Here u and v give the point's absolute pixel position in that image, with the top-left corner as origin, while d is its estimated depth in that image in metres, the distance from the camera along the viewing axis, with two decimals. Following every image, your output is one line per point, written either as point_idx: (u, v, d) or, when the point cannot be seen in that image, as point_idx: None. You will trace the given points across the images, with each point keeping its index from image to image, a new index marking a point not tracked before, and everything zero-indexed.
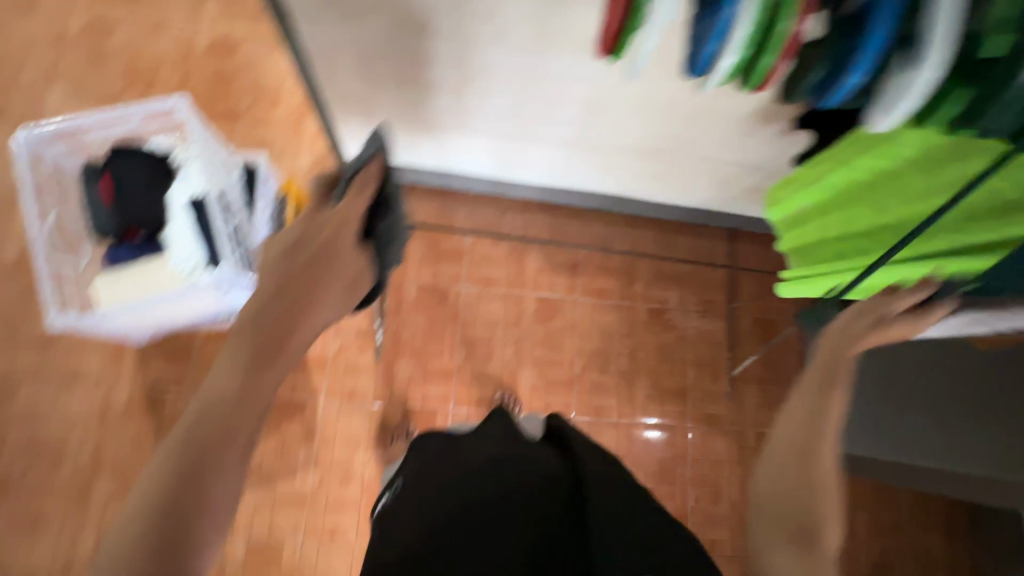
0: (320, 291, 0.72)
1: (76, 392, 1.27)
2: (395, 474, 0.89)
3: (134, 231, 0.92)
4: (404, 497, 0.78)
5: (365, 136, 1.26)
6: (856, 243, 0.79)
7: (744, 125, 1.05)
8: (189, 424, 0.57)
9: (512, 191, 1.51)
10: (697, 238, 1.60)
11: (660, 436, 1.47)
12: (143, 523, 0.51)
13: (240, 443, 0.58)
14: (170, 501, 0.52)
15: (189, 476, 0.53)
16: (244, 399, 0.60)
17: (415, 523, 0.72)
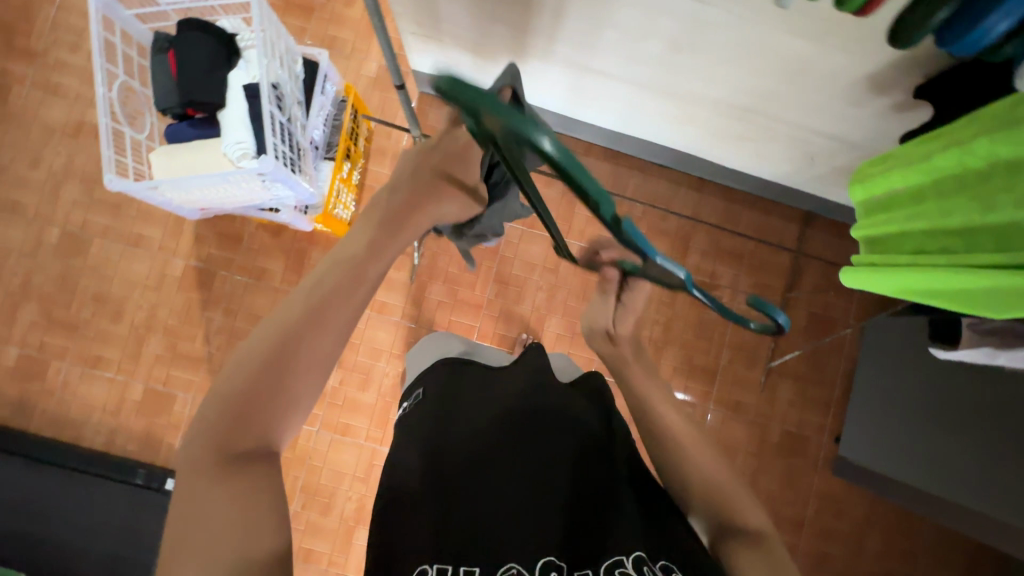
0: (453, 186, 0.71)
1: (139, 256, 1.37)
2: (416, 382, 0.89)
3: (194, 111, 0.94)
4: (423, 409, 0.80)
5: (430, 46, 1.19)
6: (942, 243, 0.67)
7: (847, 93, 0.91)
8: (309, 296, 0.58)
9: (577, 132, 1.41)
10: (767, 216, 1.47)
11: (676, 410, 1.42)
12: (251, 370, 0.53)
13: (321, 362, 0.57)
14: (285, 358, 0.55)
15: (287, 351, 0.55)
16: (365, 275, 0.62)
17: (448, 427, 0.75)
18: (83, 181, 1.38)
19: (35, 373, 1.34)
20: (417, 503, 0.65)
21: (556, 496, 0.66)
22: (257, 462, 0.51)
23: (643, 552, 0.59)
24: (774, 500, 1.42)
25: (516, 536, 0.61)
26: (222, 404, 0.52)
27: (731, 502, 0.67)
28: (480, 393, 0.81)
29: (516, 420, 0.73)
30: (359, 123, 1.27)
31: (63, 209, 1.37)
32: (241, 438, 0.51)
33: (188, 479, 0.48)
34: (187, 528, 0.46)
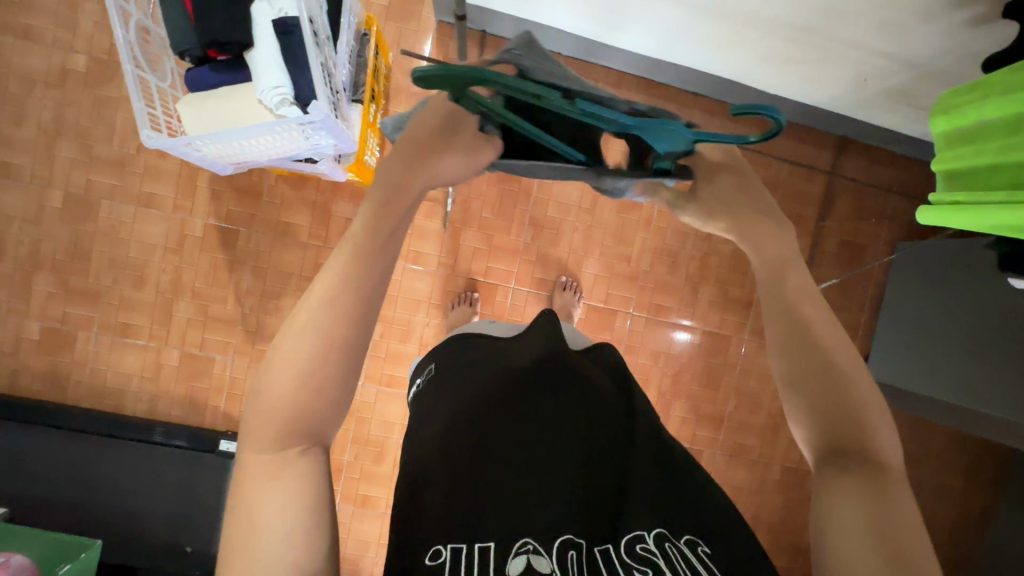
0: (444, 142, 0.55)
1: (153, 217, 1.29)
2: (427, 358, 0.88)
3: (215, 53, 0.85)
4: (444, 380, 0.77)
5: None
6: (1012, 176, 0.68)
7: (925, 8, 0.86)
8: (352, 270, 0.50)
9: (605, 60, 1.32)
10: (803, 143, 1.43)
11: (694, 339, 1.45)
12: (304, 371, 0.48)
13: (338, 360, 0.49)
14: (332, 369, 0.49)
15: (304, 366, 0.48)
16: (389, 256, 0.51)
17: (461, 404, 0.70)
18: (79, 138, 1.27)
19: (63, 344, 1.29)
20: (432, 470, 0.61)
21: (575, 468, 0.62)
22: (302, 459, 0.47)
23: (664, 529, 0.58)
24: None
25: (530, 513, 0.58)
26: (279, 395, 0.47)
27: (858, 419, 0.54)
28: (486, 364, 0.77)
29: (524, 391, 0.70)
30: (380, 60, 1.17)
31: (62, 169, 1.27)
32: (287, 431, 0.47)
33: (250, 473, 0.46)
34: (254, 528, 0.44)
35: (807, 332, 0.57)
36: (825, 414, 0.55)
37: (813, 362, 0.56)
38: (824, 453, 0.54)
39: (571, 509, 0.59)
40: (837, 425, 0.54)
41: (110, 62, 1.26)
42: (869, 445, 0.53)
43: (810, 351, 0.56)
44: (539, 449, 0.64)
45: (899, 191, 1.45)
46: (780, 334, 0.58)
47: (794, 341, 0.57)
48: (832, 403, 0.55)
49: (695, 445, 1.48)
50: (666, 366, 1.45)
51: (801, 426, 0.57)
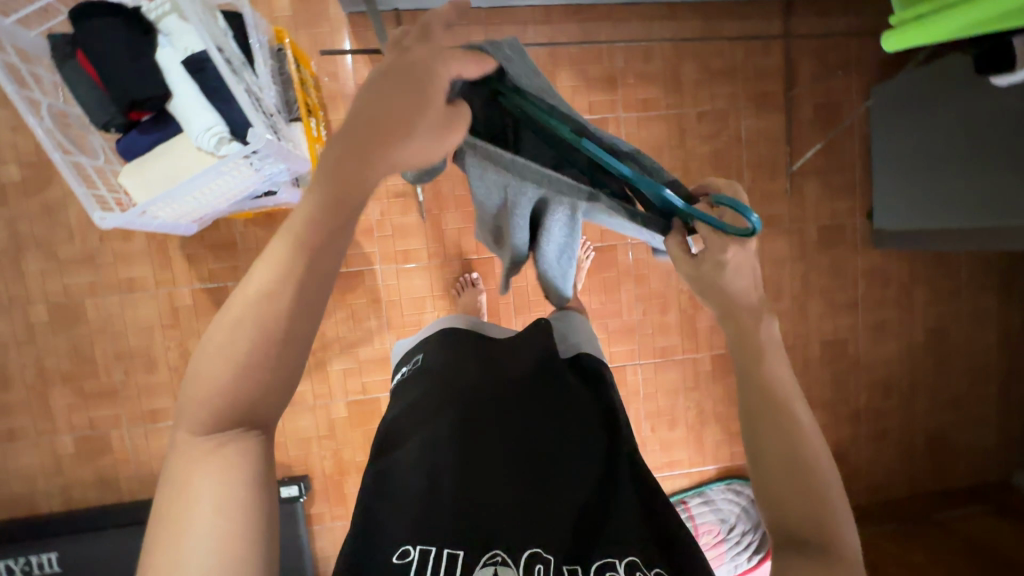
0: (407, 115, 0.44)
1: (141, 300, 1.28)
2: (417, 346, 0.85)
3: (138, 113, 0.82)
4: (431, 369, 0.75)
5: None
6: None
7: None
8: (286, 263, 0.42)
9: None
10: (748, 19, 1.38)
11: None
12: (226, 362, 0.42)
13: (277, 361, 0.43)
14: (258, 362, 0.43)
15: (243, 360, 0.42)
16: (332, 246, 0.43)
17: (450, 397, 0.68)
18: (41, 247, 1.24)
19: (100, 448, 1.30)
20: (411, 466, 0.61)
21: (563, 479, 0.61)
22: (231, 452, 0.43)
23: (636, 556, 0.55)
24: (827, 292, 1.49)
25: (506, 516, 0.58)
26: (215, 367, 0.42)
27: (822, 501, 0.53)
28: (479, 363, 0.75)
29: (523, 395, 0.68)
30: (304, 71, 1.13)
31: (36, 283, 1.25)
32: (217, 420, 0.43)
33: (179, 452, 0.43)
34: (176, 514, 0.41)
35: (776, 410, 0.57)
36: (785, 496, 0.55)
37: (776, 444, 0.56)
38: (783, 526, 0.54)
39: (548, 520, 0.58)
40: (799, 509, 0.54)
41: (42, 162, 1.23)
42: (826, 529, 0.52)
43: (774, 431, 0.56)
44: (528, 454, 0.62)
45: (857, 35, 1.40)
46: (753, 407, 0.58)
47: (759, 420, 0.57)
48: (795, 485, 0.54)
49: None
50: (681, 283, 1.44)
51: (760, 498, 0.57)
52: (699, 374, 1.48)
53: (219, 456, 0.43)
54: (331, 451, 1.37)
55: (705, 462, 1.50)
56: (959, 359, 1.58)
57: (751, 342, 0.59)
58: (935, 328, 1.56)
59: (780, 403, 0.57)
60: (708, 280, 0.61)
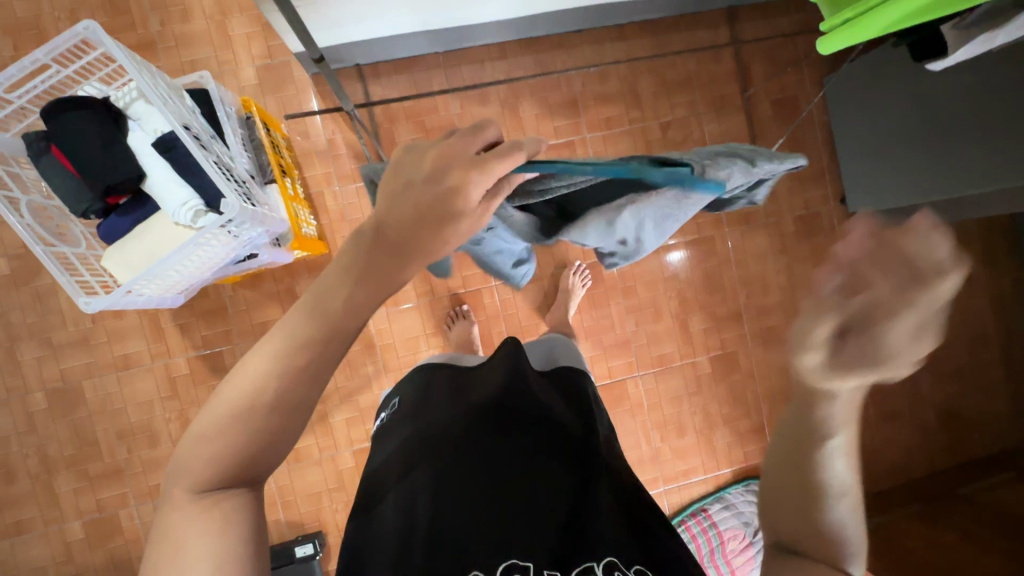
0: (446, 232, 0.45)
1: (138, 375, 1.29)
2: (394, 390, 0.86)
3: (116, 197, 0.84)
4: (405, 414, 0.77)
5: (308, 21, 1.05)
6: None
7: None
8: (288, 337, 0.45)
9: (481, 39, 1.33)
10: (696, 30, 1.43)
11: (683, 254, 1.46)
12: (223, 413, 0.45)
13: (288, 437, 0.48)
14: (261, 426, 0.46)
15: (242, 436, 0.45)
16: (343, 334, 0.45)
17: (422, 436, 0.69)
18: (35, 336, 1.26)
19: (111, 531, 1.29)
20: (388, 513, 0.63)
21: (537, 495, 0.61)
22: (222, 512, 0.45)
23: (616, 555, 0.55)
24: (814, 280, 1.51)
25: (479, 539, 0.57)
26: (211, 434, 0.45)
27: (830, 538, 0.55)
28: (449, 399, 0.76)
29: (493, 422, 0.68)
30: (274, 134, 1.17)
31: (32, 372, 1.26)
32: (204, 471, 0.45)
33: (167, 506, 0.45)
34: (164, 549, 0.44)
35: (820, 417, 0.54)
36: (810, 490, 0.56)
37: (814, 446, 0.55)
38: (791, 519, 0.57)
39: (524, 533, 0.57)
40: (817, 500, 0.55)
41: (28, 253, 1.25)
42: (829, 560, 0.55)
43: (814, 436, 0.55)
44: (499, 480, 0.62)
45: (802, 31, 1.45)
46: (790, 448, 0.56)
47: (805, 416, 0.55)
48: (820, 487, 0.55)
49: (728, 348, 1.49)
50: (668, 290, 1.46)
51: (775, 493, 0.58)
52: (700, 378, 1.48)
53: (211, 512, 0.45)
54: (343, 503, 1.36)
55: (719, 465, 1.49)
56: (953, 329, 1.58)
57: (812, 395, 0.54)
58: None
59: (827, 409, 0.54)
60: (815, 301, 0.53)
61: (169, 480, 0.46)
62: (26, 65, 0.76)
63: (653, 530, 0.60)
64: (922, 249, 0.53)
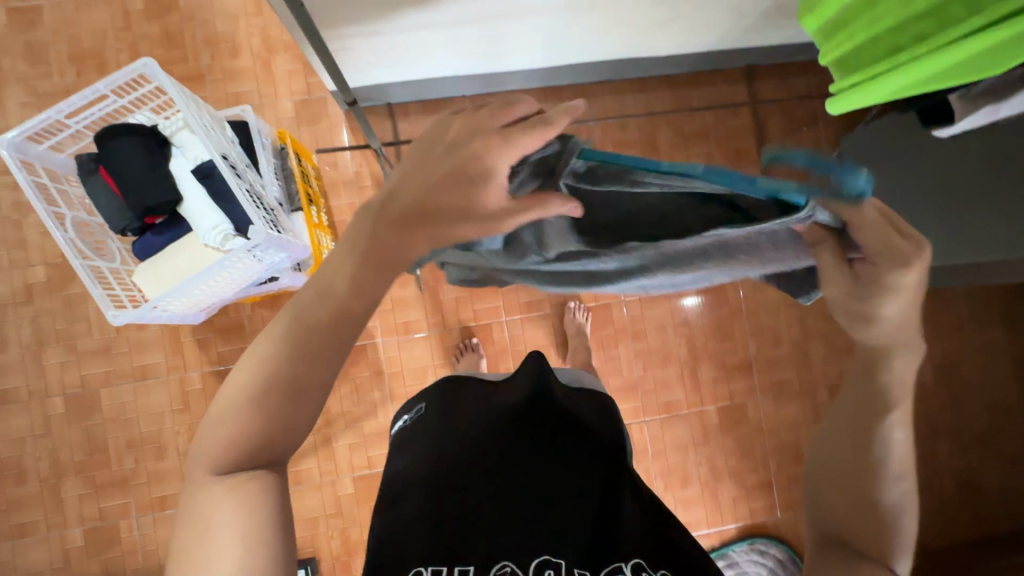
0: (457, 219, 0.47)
1: (153, 386, 1.32)
2: (417, 396, 0.89)
3: (153, 217, 0.89)
4: (430, 418, 0.80)
5: (344, 63, 1.13)
6: (915, 29, 0.69)
7: None
8: (296, 316, 0.48)
9: (507, 85, 1.40)
10: (714, 86, 1.49)
11: (699, 299, 1.46)
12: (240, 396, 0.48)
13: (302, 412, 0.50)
14: (277, 407, 0.48)
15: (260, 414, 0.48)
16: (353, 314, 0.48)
17: (453, 438, 0.74)
18: (61, 341, 1.31)
19: (109, 540, 1.30)
20: (415, 504, 0.66)
21: (568, 497, 0.65)
22: (246, 489, 0.48)
23: (643, 559, 0.59)
24: (827, 336, 1.49)
25: (509, 534, 0.62)
26: (234, 417, 0.48)
27: (884, 527, 0.57)
28: (477, 406, 0.80)
29: (525, 427, 0.72)
30: (305, 164, 1.24)
31: (55, 376, 1.31)
32: (228, 453, 0.48)
33: (197, 489, 0.48)
34: (193, 528, 0.47)
35: (869, 415, 0.57)
36: (857, 483, 0.58)
37: (860, 439, 0.58)
38: (838, 520, 0.59)
39: (559, 532, 0.62)
40: (861, 489, 0.58)
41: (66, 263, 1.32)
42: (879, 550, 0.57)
43: (863, 429, 0.58)
44: (531, 481, 0.66)
45: (820, 92, 1.49)
46: (846, 433, 0.59)
47: (857, 413, 0.58)
48: (865, 476, 0.58)
49: (736, 399, 1.47)
50: (678, 336, 1.46)
51: (822, 485, 0.62)
52: (707, 428, 1.46)
53: (237, 488, 0.48)
54: (338, 530, 1.35)
55: (723, 521, 1.44)
56: (971, 396, 1.54)
57: (875, 362, 0.55)
58: (942, 365, 1.53)
59: (883, 403, 0.56)
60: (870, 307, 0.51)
61: (195, 464, 0.50)
62: (87, 95, 0.84)
63: (673, 539, 0.63)
64: (888, 236, 0.47)
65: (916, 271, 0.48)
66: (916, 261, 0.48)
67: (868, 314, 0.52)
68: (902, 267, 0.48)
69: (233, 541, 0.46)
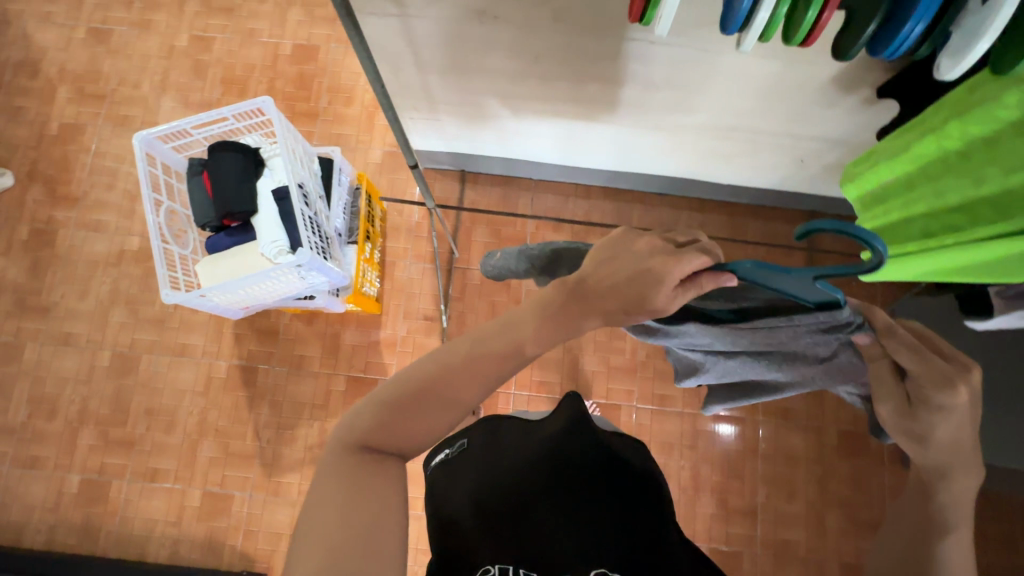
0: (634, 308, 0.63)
1: (185, 364, 1.45)
2: (459, 432, 0.90)
3: (230, 220, 1.03)
4: (471, 454, 0.81)
5: (426, 124, 1.31)
6: (947, 221, 0.71)
7: (822, 99, 0.97)
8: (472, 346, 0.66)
9: (573, 177, 1.51)
10: (772, 222, 1.51)
11: (727, 430, 1.41)
12: (395, 394, 0.66)
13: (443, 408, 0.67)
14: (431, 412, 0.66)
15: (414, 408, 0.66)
16: (524, 351, 0.67)
17: (495, 463, 0.77)
18: (128, 304, 1.48)
19: (98, 496, 1.38)
20: (467, 523, 0.70)
21: (611, 520, 0.70)
22: (385, 466, 0.62)
23: None
24: (848, 506, 1.37)
25: (559, 548, 0.66)
26: (402, 420, 0.65)
27: None
28: (518, 434, 0.82)
29: (574, 448, 0.75)
30: (373, 205, 1.38)
31: (112, 332, 1.47)
32: (376, 439, 0.64)
33: (332, 472, 0.60)
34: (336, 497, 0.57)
35: (927, 527, 0.59)
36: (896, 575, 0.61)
37: (907, 541, 0.60)
38: None
39: (611, 549, 0.67)
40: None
41: None
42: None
43: (908, 530, 0.61)
44: (575, 496, 0.71)
45: None
46: (901, 536, 0.61)
47: (912, 507, 0.61)
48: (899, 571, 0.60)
49: (732, 546, 1.36)
50: (682, 458, 1.40)
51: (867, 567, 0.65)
52: None
53: (375, 462, 0.62)
54: None
55: None
56: None
57: (930, 481, 0.60)
58: None
59: (935, 505, 0.59)
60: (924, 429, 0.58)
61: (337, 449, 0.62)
62: (211, 114, 1.01)
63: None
64: (930, 358, 0.56)
65: (966, 398, 0.55)
66: (964, 382, 0.55)
67: (920, 435, 0.58)
68: (949, 390, 0.55)
69: (358, 516, 0.56)
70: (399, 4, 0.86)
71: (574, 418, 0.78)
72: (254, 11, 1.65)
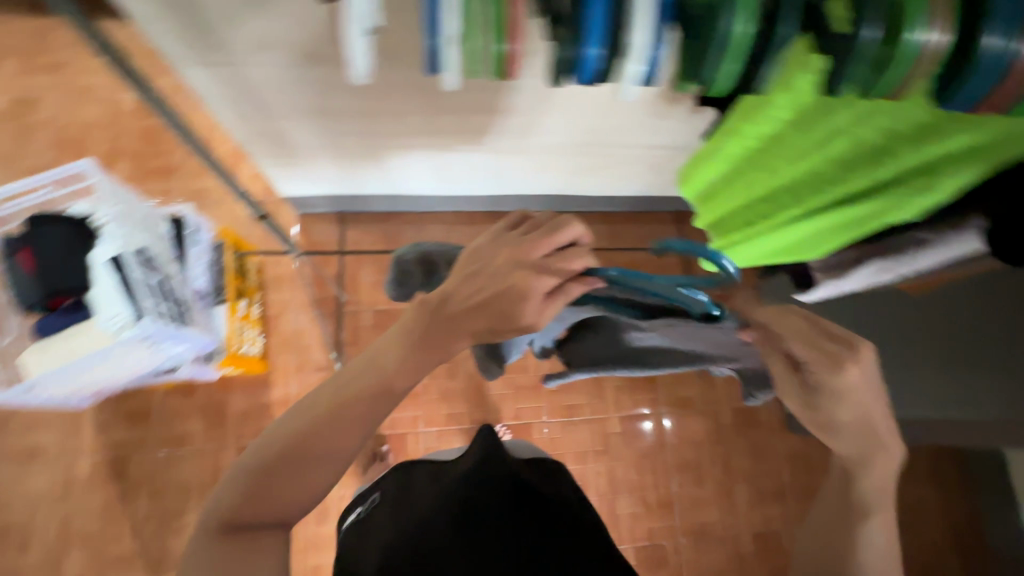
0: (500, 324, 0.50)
1: (34, 469, 1.23)
2: (372, 487, 0.90)
3: (60, 299, 0.89)
4: (386, 503, 0.82)
5: (285, 168, 1.27)
6: (761, 207, 0.78)
7: (657, 112, 1.06)
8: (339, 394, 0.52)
9: (457, 206, 1.53)
10: (646, 226, 1.62)
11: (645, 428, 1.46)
12: (266, 457, 0.51)
13: (328, 467, 0.52)
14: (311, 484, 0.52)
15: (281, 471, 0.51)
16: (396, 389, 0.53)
17: (407, 515, 0.75)
18: None
19: None
20: None
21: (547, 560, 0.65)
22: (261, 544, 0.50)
23: None
24: (751, 479, 1.46)
25: None
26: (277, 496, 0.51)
27: None
28: (432, 481, 0.82)
29: (500, 487, 0.71)
30: (243, 259, 1.29)
31: None
32: (240, 516, 0.50)
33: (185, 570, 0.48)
34: None
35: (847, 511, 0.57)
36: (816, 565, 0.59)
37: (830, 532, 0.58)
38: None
39: None
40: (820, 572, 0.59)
41: None
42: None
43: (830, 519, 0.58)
44: (506, 542, 0.66)
45: None
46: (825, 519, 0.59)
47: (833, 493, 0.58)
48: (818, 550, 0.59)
49: (656, 540, 1.40)
50: (598, 464, 1.43)
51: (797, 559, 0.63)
52: None
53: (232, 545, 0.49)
54: None
55: None
56: (907, 562, 1.45)
57: (852, 469, 0.56)
58: None
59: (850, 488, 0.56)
60: (824, 412, 0.53)
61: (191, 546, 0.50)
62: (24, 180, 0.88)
63: None
64: (821, 344, 0.50)
65: (859, 376, 0.49)
66: (853, 362, 0.49)
67: (827, 422, 0.53)
68: (838, 369, 0.49)
69: None
70: (223, 52, 0.83)
71: (489, 449, 0.76)
72: (87, 66, 1.52)
